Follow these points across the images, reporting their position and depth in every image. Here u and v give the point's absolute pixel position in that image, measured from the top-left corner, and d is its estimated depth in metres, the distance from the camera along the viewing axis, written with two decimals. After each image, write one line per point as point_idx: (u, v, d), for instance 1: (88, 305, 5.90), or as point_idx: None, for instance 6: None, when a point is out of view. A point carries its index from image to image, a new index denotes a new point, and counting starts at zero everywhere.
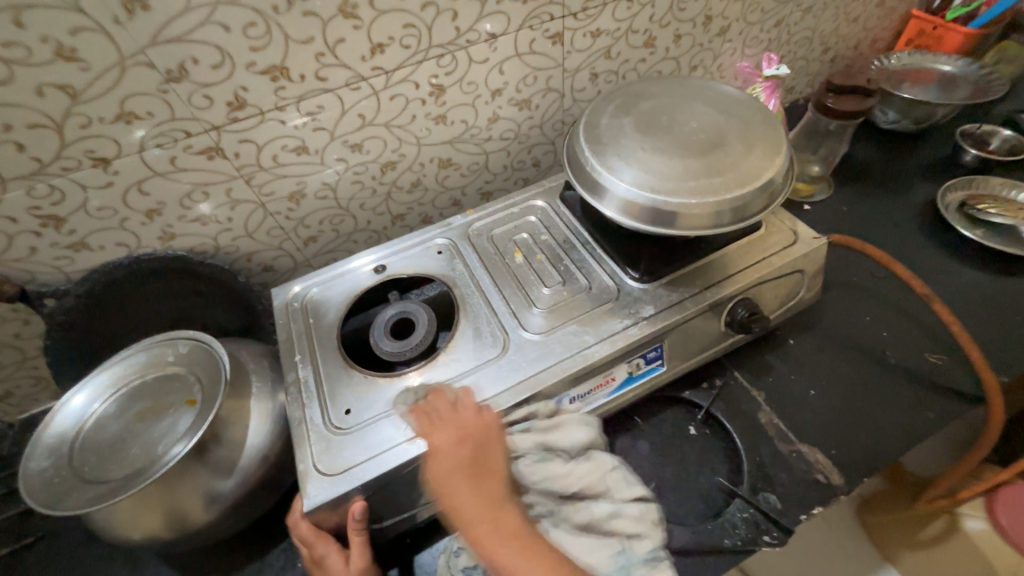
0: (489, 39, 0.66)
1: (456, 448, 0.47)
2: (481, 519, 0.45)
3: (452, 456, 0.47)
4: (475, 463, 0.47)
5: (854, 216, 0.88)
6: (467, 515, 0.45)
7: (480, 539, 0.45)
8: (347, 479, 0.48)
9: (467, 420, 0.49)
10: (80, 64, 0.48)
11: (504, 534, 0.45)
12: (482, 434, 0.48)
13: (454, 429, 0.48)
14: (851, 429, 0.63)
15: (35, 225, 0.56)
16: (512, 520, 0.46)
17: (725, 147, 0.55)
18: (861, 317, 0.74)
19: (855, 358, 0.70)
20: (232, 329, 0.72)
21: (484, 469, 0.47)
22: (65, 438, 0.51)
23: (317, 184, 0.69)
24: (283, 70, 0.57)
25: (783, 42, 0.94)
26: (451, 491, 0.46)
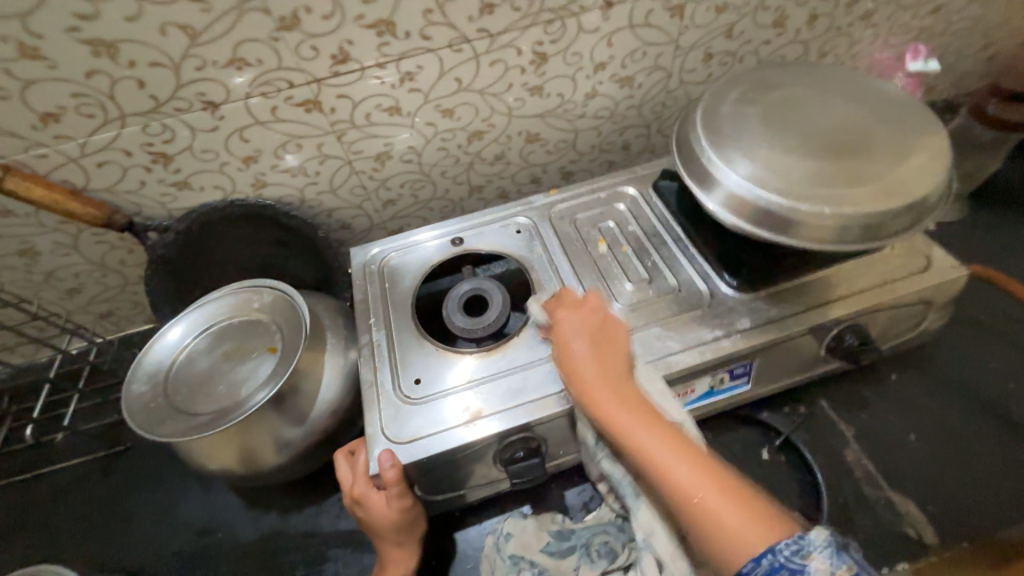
0: (604, 6, 0.60)
1: (586, 317, 0.49)
2: (601, 386, 0.44)
3: (580, 322, 0.48)
4: (601, 351, 0.46)
5: (989, 245, 0.76)
6: (585, 383, 0.44)
7: (599, 394, 0.43)
8: (412, 450, 0.48)
9: (594, 307, 0.50)
10: (202, 5, 0.48)
11: (625, 392, 0.43)
12: (607, 324, 0.49)
13: (579, 308, 0.50)
14: (953, 486, 0.56)
15: (147, 161, 0.59)
16: (635, 394, 0.43)
17: (871, 152, 0.48)
18: (982, 363, 0.65)
19: (969, 409, 0.61)
20: (308, 281, 0.74)
21: (609, 345, 0.47)
22: (161, 368, 0.55)
23: (403, 147, 0.68)
24: (389, 25, 0.54)
25: (935, 32, 0.80)
26: (570, 339, 0.47)
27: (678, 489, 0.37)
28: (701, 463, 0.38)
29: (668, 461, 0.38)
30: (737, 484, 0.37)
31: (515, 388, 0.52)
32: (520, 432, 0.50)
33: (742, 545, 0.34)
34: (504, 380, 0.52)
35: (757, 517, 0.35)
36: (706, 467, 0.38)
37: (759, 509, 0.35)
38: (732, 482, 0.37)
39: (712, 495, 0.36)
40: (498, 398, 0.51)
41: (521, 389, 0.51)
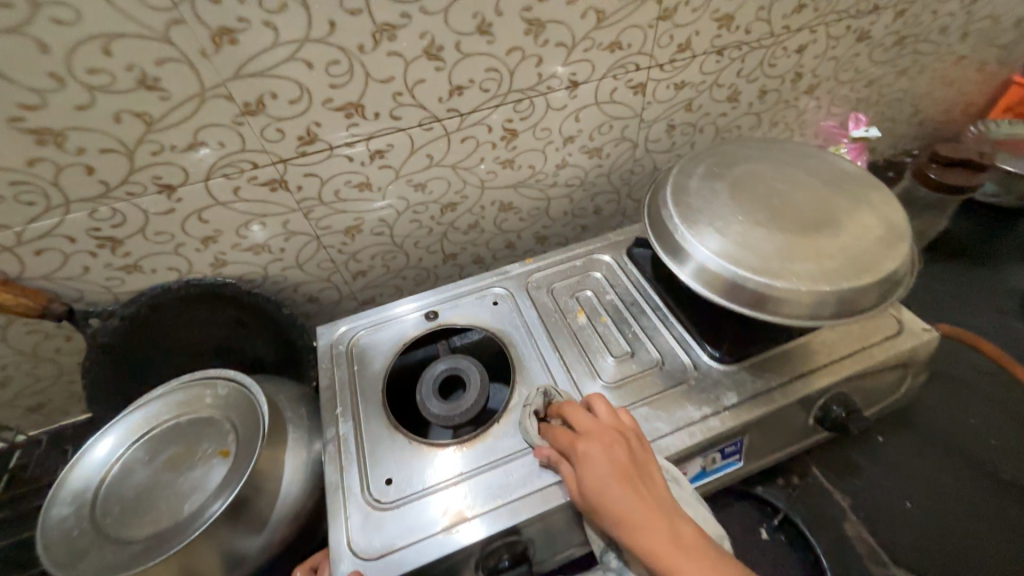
0: (570, 86, 0.62)
1: (608, 444, 0.42)
2: (633, 512, 0.39)
3: (604, 450, 0.42)
4: (623, 476, 0.41)
5: (946, 297, 0.79)
6: (611, 513, 0.39)
7: (627, 521, 0.38)
8: (385, 565, 0.43)
9: (613, 433, 0.44)
10: (161, 93, 0.46)
11: (653, 522, 0.38)
12: (638, 452, 0.43)
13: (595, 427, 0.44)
14: (959, 558, 0.54)
15: (92, 246, 0.55)
16: (660, 500, 0.40)
17: (835, 229, 0.50)
18: (964, 420, 0.65)
19: (961, 469, 0.61)
20: (270, 361, 0.69)
21: (638, 471, 0.41)
22: (92, 484, 0.48)
23: (374, 221, 0.67)
24: (358, 108, 0.54)
25: (871, 101, 0.87)
26: (591, 472, 0.41)
27: None
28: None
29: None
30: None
31: (496, 483, 0.48)
32: (505, 536, 0.46)
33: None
34: (483, 475, 0.48)
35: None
36: (716, 569, 0.36)
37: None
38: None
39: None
40: (478, 498, 0.47)
41: (501, 486, 0.47)
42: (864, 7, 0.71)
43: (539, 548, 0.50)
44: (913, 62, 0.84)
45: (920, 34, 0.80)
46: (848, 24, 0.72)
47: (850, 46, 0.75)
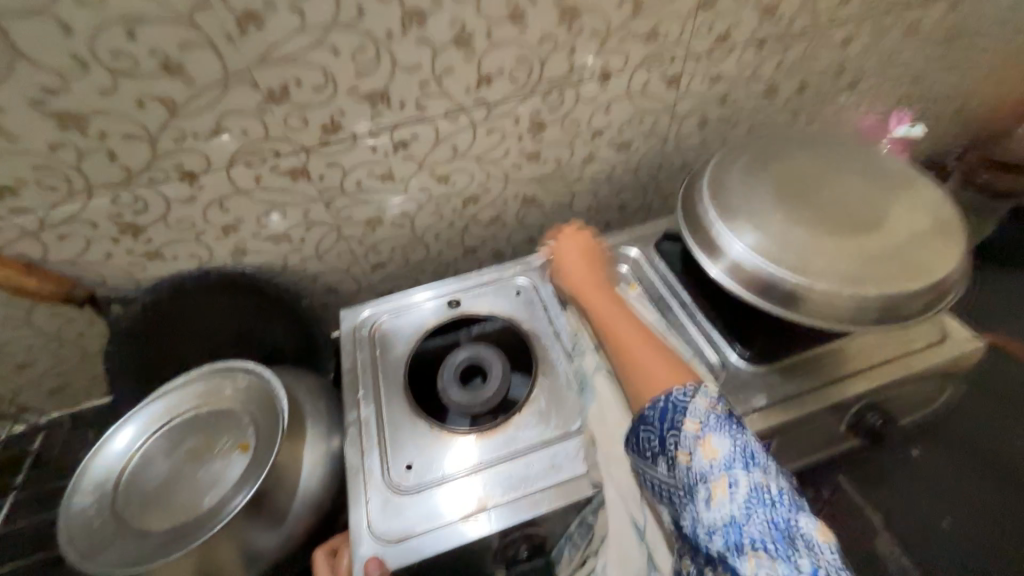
0: (602, 77, 0.60)
1: (584, 256, 0.58)
2: (587, 288, 0.54)
3: (580, 260, 0.57)
4: (592, 268, 0.56)
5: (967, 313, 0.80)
6: (578, 284, 0.55)
7: (587, 295, 0.53)
8: (405, 550, 0.44)
9: (583, 237, 0.60)
10: (185, 78, 0.45)
11: (610, 297, 0.52)
12: (598, 255, 0.59)
13: (579, 244, 0.59)
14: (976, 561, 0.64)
15: (115, 232, 0.54)
16: (615, 295, 0.53)
17: (883, 235, 0.47)
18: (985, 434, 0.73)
19: (978, 481, 0.69)
20: (288, 351, 0.69)
21: (599, 272, 0.56)
22: (113, 476, 0.48)
23: (395, 213, 0.65)
24: (384, 96, 0.52)
25: (916, 98, 0.83)
26: (573, 268, 0.57)
27: (618, 342, 0.46)
28: (643, 330, 0.47)
29: (615, 324, 0.48)
30: (666, 349, 0.44)
31: (517, 474, 0.47)
32: (524, 527, 0.46)
33: (649, 381, 0.41)
34: (504, 466, 0.48)
35: (675, 372, 0.41)
36: (644, 335, 0.46)
37: (675, 368, 0.42)
38: (671, 356, 0.43)
39: (640, 347, 0.45)
40: (499, 487, 0.47)
41: (522, 477, 0.47)
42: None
43: (557, 539, 0.50)
44: (963, 57, 0.79)
45: (973, 28, 0.75)
46: (899, 16, 0.68)
47: (897, 39, 0.71)
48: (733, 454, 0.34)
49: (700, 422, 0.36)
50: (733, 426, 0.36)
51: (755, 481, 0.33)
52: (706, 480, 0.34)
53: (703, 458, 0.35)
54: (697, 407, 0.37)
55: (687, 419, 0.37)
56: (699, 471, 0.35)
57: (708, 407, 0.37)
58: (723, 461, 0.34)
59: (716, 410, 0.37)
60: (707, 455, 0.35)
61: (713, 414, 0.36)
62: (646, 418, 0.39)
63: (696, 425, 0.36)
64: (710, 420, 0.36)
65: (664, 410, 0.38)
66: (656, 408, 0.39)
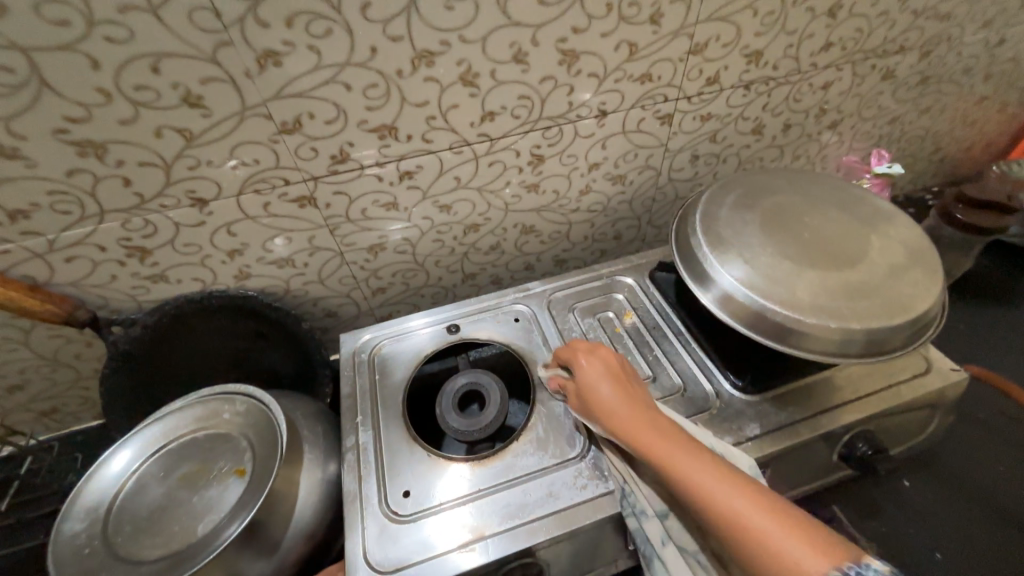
0: (598, 115, 0.63)
1: (612, 371, 0.47)
2: (639, 429, 0.42)
3: (611, 382, 0.46)
4: (627, 392, 0.45)
5: (950, 342, 0.83)
6: (623, 424, 0.43)
7: (645, 442, 0.41)
8: None
9: (596, 350, 0.50)
10: (203, 110, 0.47)
11: (677, 438, 0.41)
12: (627, 368, 0.49)
13: (596, 358, 0.49)
14: None
15: (121, 255, 0.55)
16: (673, 428, 0.42)
17: (864, 269, 0.50)
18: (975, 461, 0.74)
19: (970, 509, 0.69)
20: (286, 375, 0.69)
21: (635, 394, 0.46)
22: (105, 501, 0.47)
23: (398, 239, 0.67)
24: (391, 130, 0.55)
25: (893, 138, 0.87)
26: (604, 401, 0.45)
27: (732, 523, 0.34)
28: (749, 490, 0.36)
29: (711, 489, 0.36)
30: (800, 516, 0.34)
31: (515, 502, 0.47)
32: (520, 558, 0.45)
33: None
34: (500, 494, 0.48)
35: (823, 550, 0.31)
36: (753, 494, 0.35)
37: (822, 544, 0.32)
38: (806, 524, 0.33)
39: (762, 521, 0.34)
40: (496, 516, 0.46)
41: (518, 505, 0.47)
42: (890, 47, 0.71)
43: (553, 570, 0.49)
44: (935, 102, 0.84)
45: (944, 75, 0.80)
46: (874, 63, 0.73)
47: (874, 84, 0.76)
48: None
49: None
50: None
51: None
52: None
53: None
54: None
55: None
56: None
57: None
58: None
59: None
60: None
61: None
62: None
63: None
64: None
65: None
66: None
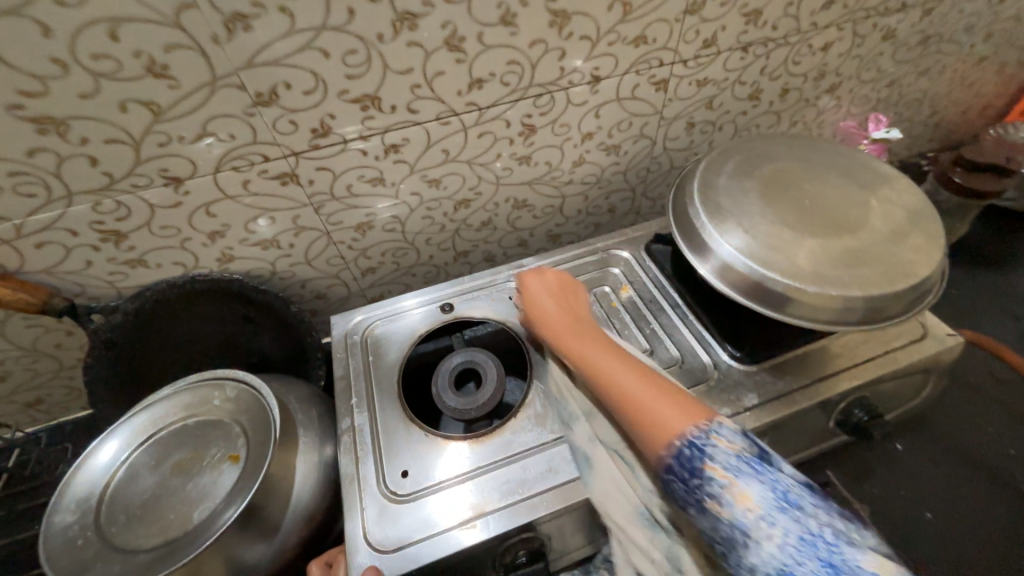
0: (591, 81, 0.60)
1: (556, 287, 0.53)
2: (565, 331, 0.48)
3: (552, 301, 0.52)
4: (566, 306, 0.51)
5: (942, 308, 0.83)
6: (552, 329, 0.49)
7: (566, 341, 0.47)
8: (402, 559, 0.43)
9: (552, 271, 0.55)
10: (170, 81, 0.44)
11: (592, 336, 0.46)
12: (569, 288, 0.54)
13: (548, 277, 0.54)
14: (964, 551, 0.65)
15: (95, 239, 0.52)
16: (597, 333, 0.47)
17: (864, 236, 0.49)
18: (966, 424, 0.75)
19: (958, 469, 0.71)
20: (277, 359, 0.68)
21: (572, 305, 0.52)
22: (96, 491, 0.46)
23: (386, 217, 0.65)
24: (374, 100, 0.52)
25: (891, 102, 0.86)
26: (543, 312, 0.51)
27: (620, 395, 0.40)
28: (640, 373, 0.41)
29: (609, 372, 0.42)
30: (675, 389, 0.38)
31: (514, 478, 0.47)
32: (522, 533, 0.45)
33: (664, 432, 0.36)
34: (499, 471, 0.48)
35: (684, 410, 0.36)
36: (643, 376, 0.40)
37: (685, 406, 0.37)
38: (678, 393, 0.38)
39: (643, 392, 0.39)
40: (496, 492, 0.46)
41: (518, 481, 0.47)
42: (892, 4, 0.69)
43: (554, 543, 0.50)
44: (935, 63, 0.82)
45: (945, 34, 0.77)
46: (875, 22, 0.70)
47: (875, 44, 0.74)
48: (771, 498, 0.31)
49: (725, 467, 0.32)
50: (763, 467, 0.32)
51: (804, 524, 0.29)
52: (746, 529, 0.30)
53: (738, 506, 0.31)
54: (721, 452, 0.33)
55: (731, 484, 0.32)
56: (738, 523, 0.31)
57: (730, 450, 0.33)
58: (763, 511, 0.30)
59: (741, 452, 0.33)
60: (743, 506, 0.31)
61: (737, 456, 0.32)
62: (670, 470, 0.34)
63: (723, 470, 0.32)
64: (737, 464, 0.32)
65: (683, 458, 0.34)
66: (676, 459, 0.34)
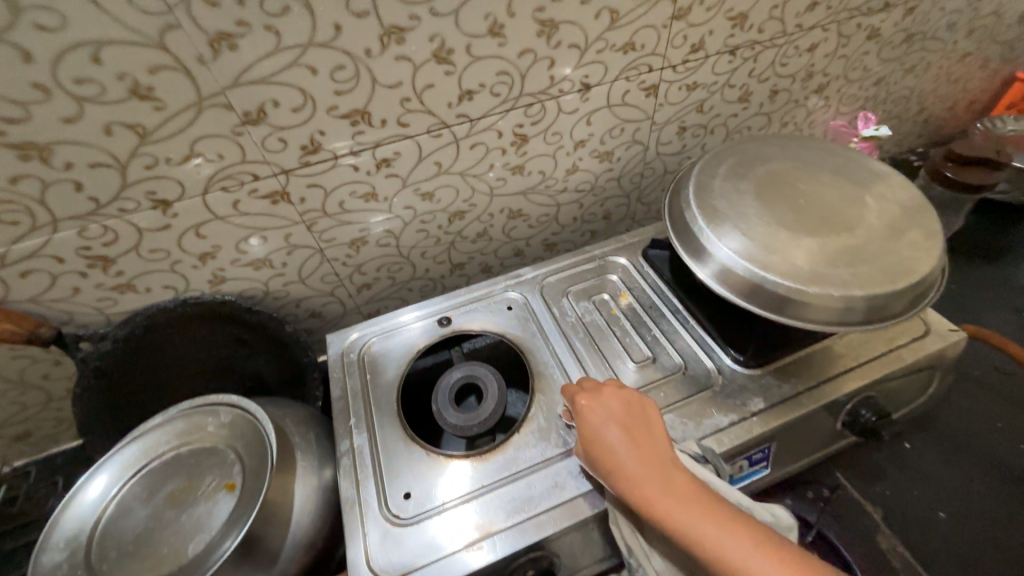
0: (582, 89, 0.60)
1: (621, 408, 0.44)
2: (648, 480, 0.39)
3: (617, 420, 0.43)
4: (637, 444, 0.42)
5: (940, 302, 0.83)
6: (630, 479, 0.40)
7: (646, 491, 0.39)
8: None
9: (609, 387, 0.46)
10: (155, 103, 0.43)
11: (682, 489, 0.39)
12: (637, 409, 0.44)
13: (613, 396, 0.45)
14: (982, 550, 0.64)
15: (82, 266, 0.51)
16: (684, 481, 0.39)
17: (863, 234, 0.48)
18: (974, 421, 0.74)
19: (969, 465, 0.70)
20: (273, 380, 0.66)
21: (641, 430, 0.43)
22: (86, 528, 0.44)
23: (380, 232, 0.64)
24: (364, 115, 0.51)
25: (879, 100, 0.86)
26: (605, 444, 0.42)
27: None
28: (752, 541, 0.35)
29: (728, 553, 0.35)
30: (806, 564, 0.34)
31: (519, 497, 0.46)
32: (529, 552, 0.44)
33: None
34: (503, 489, 0.46)
35: (796, 572, 0.34)
36: (769, 551, 0.35)
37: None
38: (801, 562, 0.34)
39: (760, 563, 0.34)
40: (502, 511, 0.45)
41: (524, 499, 0.46)
42: (875, 4, 0.69)
43: (562, 561, 0.48)
44: (920, 60, 0.83)
45: (929, 31, 0.78)
46: (860, 22, 0.71)
47: (860, 44, 0.74)
48: None
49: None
50: None
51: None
52: None
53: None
54: None
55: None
56: None
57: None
58: None
59: None
60: None
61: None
62: None
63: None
64: None
65: None
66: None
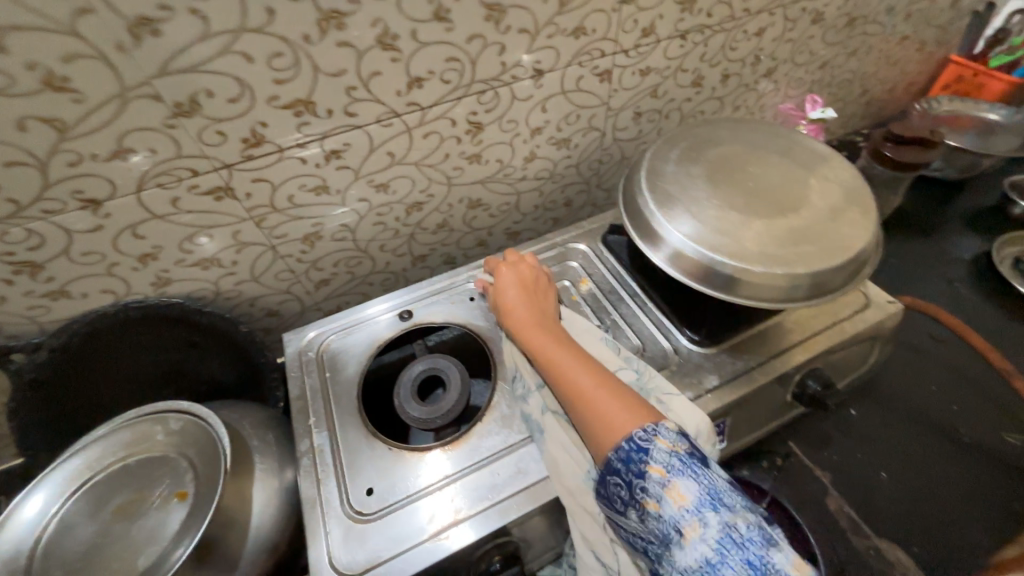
0: (535, 75, 0.60)
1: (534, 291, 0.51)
2: (536, 332, 0.47)
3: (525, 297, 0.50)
4: (535, 305, 0.50)
5: (882, 275, 0.88)
6: (521, 327, 0.48)
7: (534, 340, 0.46)
8: None
9: (531, 272, 0.54)
10: (73, 95, 0.40)
11: (556, 336, 0.46)
12: (544, 288, 0.53)
13: (526, 277, 0.53)
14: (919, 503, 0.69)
15: (7, 272, 0.48)
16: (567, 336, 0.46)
17: (806, 214, 0.50)
18: (915, 385, 0.79)
19: (909, 427, 0.75)
20: (229, 383, 0.64)
21: (547, 306, 0.50)
22: (24, 549, 0.42)
23: (335, 226, 0.62)
24: (308, 105, 0.49)
25: (825, 83, 0.89)
26: (512, 303, 0.50)
27: (592, 415, 0.38)
28: (612, 388, 0.40)
29: (574, 378, 0.41)
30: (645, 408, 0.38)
31: (483, 486, 0.46)
32: (495, 538, 0.44)
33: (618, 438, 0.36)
34: (468, 478, 0.47)
35: (636, 411, 0.37)
36: (607, 384, 0.40)
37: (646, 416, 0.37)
38: (634, 402, 0.38)
39: (602, 399, 0.39)
40: (467, 500, 0.45)
41: (488, 487, 0.46)
42: None
43: (528, 546, 0.49)
44: (862, 43, 0.86)
45: (869, 15, 0.81)
46: (803, 6, 0.73)
47: (805, 28, 0.76)
48: (700, 493, 0.33)
49: (665, 466, 0.34)
50: (699, 467, 0.34)
51: (726, 521, 0.31)
52: (679, 525, 0.32)
53: (673, 504, 0.33)
54: (659, 450, 0.34)
55: (650, 463, 0.34)
56: (671, 521, 0.32)
57: (671, 451, 0.34)
58: (692, 505, 0.32)
59: (680, 451, 0.34)
60: (674, 501, 0.33)
61: (675, 455, 0.34)
62: (614, 470, 0.36)
63: (663, 469, 0.34)
64: (676, 464, 0.34)
65: (633, 462, 0.35)
66: (620, 458, 0.35)
